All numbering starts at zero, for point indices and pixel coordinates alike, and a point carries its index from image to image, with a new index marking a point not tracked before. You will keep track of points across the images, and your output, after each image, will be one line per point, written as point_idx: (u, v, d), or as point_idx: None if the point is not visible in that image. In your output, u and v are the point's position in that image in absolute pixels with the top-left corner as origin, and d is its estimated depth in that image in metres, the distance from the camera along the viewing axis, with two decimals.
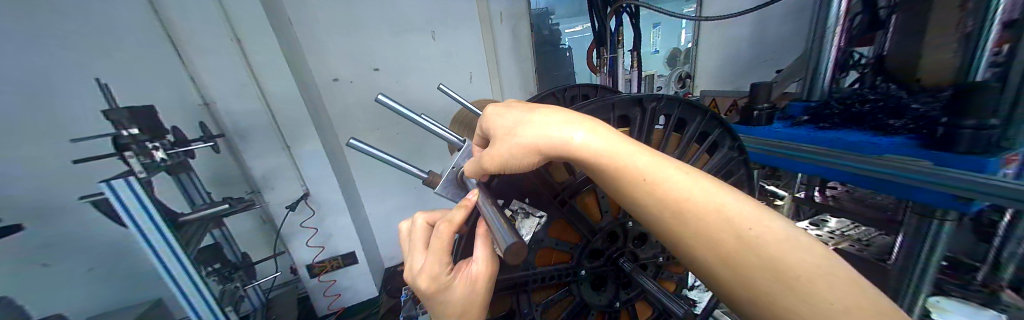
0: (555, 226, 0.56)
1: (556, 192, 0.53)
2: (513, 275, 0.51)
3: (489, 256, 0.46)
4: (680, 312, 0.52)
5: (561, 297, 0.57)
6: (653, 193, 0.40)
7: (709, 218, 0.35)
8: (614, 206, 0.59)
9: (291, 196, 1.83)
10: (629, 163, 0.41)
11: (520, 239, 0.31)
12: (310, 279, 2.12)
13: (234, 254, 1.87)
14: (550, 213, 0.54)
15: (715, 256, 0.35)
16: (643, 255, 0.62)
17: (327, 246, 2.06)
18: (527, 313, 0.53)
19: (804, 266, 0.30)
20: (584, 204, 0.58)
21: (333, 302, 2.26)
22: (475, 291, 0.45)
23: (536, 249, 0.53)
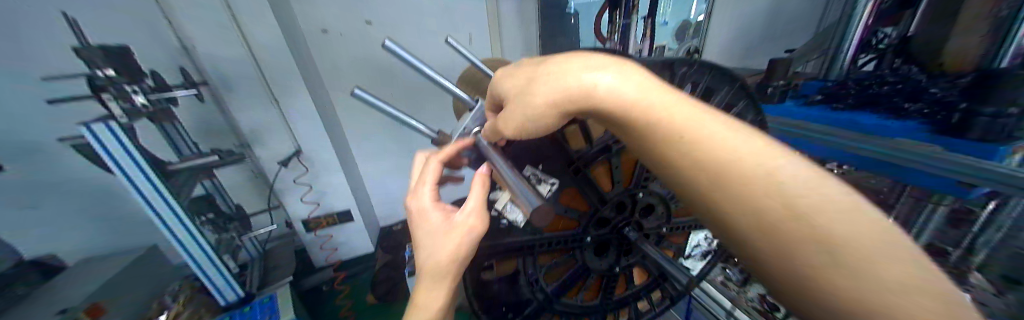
0: (565, 194, 0.59)
1: (572, 160, 0.55)
2: (522, 238, 0.55)
3: (479, 208, 0.46)
4: (683, 280, 0.58)
5: (564, 260, 0.61)
6: (690, 153, 0.36)
7: (754, 182, 0.32)
8: (626, 177, 0.60)
9: (283, 152, 1.83)
10: (666, 120, 0.37)
11: (547, 205, 0.37)
12: (306, 233, 2.19)
13: (227, 206, 1.89)
14: (562, 180, 0.56)
15: (751, 223, 0.33)
16: (648, 225, 0.65)
17: (322, 203, 2.10)
18: (531, 273, 0.58)
19: (853, 246, 0.28)
20: (598, 174, 0.59)
21: (330, 255, 2.37)
22: (461, 234, 0.46)
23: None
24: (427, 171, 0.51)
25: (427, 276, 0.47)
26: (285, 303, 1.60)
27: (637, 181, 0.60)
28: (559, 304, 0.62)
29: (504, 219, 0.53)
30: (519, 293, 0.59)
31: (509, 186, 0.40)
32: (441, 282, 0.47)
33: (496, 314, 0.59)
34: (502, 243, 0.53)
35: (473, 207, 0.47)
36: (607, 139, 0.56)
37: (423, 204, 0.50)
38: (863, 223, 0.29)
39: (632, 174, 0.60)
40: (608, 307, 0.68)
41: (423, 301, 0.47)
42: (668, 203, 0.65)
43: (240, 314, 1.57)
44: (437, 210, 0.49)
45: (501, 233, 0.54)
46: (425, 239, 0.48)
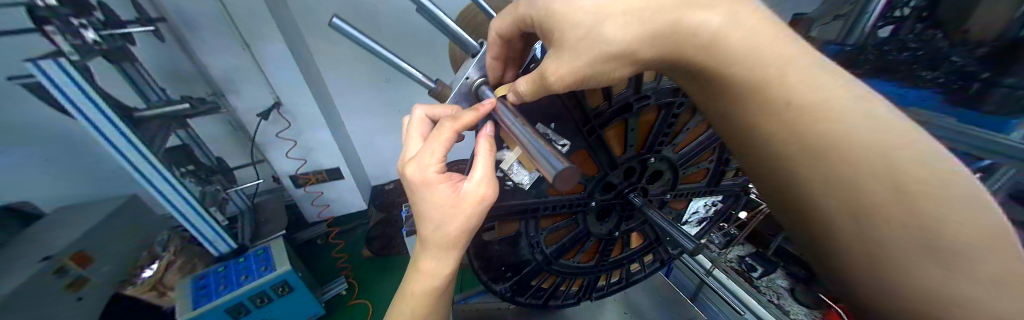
0: (575, 158, 0.57)
1: (585, 119, 0.51)
2: (527, 200, 0.54)
3: (490, 180, 0.44)
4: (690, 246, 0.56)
5: (566, 224, 0.63)
6: (788, 121, 0.29)
7: (870, 167, 0.26)
8: (640, 141, 0.59)
9: (261, 103, 1.72)
10: (771, 79, 0.29)
11: (573, 165, 0.30)
12: (296, 189, 2.18)
13: (207, 157, 1.82)
14: (573, 142, 0.53)
15: (839, 203, 0.29)
16: (651, 191, 0.66)
17: (308, 160, 2.05)
18: (533, 235, 0.59)
19: (967, 236, 0.24)
20: (612, 137, 0.57)
21: (322, 211, 2.43)
22: (471, 206, 0.45)
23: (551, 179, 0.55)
24: (435, 139, 0.44)
25: (435, 244, 0.47)
26: (278, 254, 1.63)
27: (649, 146, 0.59)
28: (557, 263, 0.65)
29: (509, 181, 0.52)
30: (519, 254, 0.61)
31: (523, 146, 0.35)
32: (447, 250, 0.48)
33: (496, 273, 0.62)
34: (507, 204, 0.53)
35: (484, 177, 0.45)
36: (628, 97, 0.52)
37: (429, 176, 0.45)
38: (989, 227, 0.24)
39: (646, 139, 0.59)
40: (602, 267, 0.72)
41: (427, 263, 0.50)
42: (676, 170, 0.66)
43: (234, 264, 1.60)
44: (444, 181, 0.45)
45: (506, 195, 0.53)
46: (432, 211, 0.46)
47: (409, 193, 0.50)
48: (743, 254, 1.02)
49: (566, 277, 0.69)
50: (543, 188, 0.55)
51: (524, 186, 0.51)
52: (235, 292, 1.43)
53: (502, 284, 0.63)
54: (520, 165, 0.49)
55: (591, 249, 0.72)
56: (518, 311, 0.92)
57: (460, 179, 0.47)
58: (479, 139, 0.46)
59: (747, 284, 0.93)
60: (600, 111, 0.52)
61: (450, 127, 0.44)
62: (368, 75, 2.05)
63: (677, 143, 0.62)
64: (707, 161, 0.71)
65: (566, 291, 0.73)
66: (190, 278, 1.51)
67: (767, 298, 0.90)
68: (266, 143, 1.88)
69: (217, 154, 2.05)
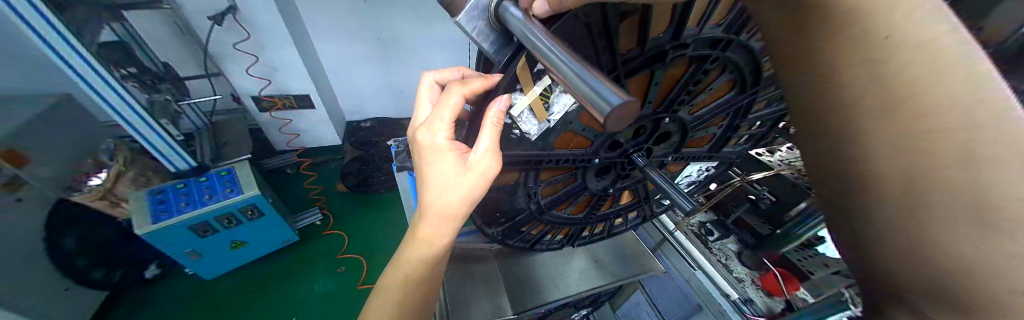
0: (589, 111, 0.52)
1: (613, 65, 0.45)
2: (530, 150, 0.51)
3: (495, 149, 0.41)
4: (686, 206, 0.55)
5: (566, 178, 0.62)
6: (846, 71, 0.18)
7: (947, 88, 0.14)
8: (659, 98, 0.56)
9: (213, 4, 1.45)
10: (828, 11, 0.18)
11: (633, 101, 0.25)
12: (260, 112, 2.00)
13: (152, 62, 1.57)
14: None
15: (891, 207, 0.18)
16: (655, 152, 0.65)
17: (274, 81, 1.84)
18: (532, 186, 0.58)
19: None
20: (633, 91, 0.53)
21: (293, 140, 2.29)
22: (474, 179, 0.43)
23: (561, 131, 0.51)
24: (444, 104, 0.45)
25: (439, 208, 0.46)
26: (246, 177, 1.55)
27: (666, 106, 0.57)
28: (550, 214, 0.66)
29: (516, 130, 0.48)
30: (514, 202, 0.60)
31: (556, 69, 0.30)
32: (447, 220, 0.47)
33: (490, 218, 0.62)
34: (510, 154, 0.49)
35: (489, 149, 0.42)
36: (664, 44, 0.47)
37: (439, 141, 0.45)
38: None
39: (666, 96, 0.56)
40: (590, 219, 0.74)
41: (429, 229, 0.49)
42: (686, 132, 0.64)
43: (196, 182, 1.50)
44: (451, 148, 0.45)
45: (509, 144, 0.50)
46: (435, 177, 0.46)
47: (415, 156, 0.50)
48: (704, 221, 1.09)
49: (554, 226, 0.71)
50: (550, 141, 0.52)
51: (531, 135, 0.49)
52: (199, 210, 1.37)
53: (491, 229, 0.63)
54: (531, 114, 0.46)
55: (581, 203, 0.73)
56: (498, 253, 0.97)
57: (465, 151, 0.46)
58: (486, 119, 0.41)
59: (701, 245, 1.01)
60: (629, 58, 0.46)
61: (460, 93, 0.44)
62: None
63: (695, 104, 0.60)
64: (717, 127, 0.70)
65: (551, 239, 0.77)
66: (146, 191, 1.44)
67: (717, 258, 0.98)
68: (222, 54, 1.64)
69: (163, 60, 1.77)
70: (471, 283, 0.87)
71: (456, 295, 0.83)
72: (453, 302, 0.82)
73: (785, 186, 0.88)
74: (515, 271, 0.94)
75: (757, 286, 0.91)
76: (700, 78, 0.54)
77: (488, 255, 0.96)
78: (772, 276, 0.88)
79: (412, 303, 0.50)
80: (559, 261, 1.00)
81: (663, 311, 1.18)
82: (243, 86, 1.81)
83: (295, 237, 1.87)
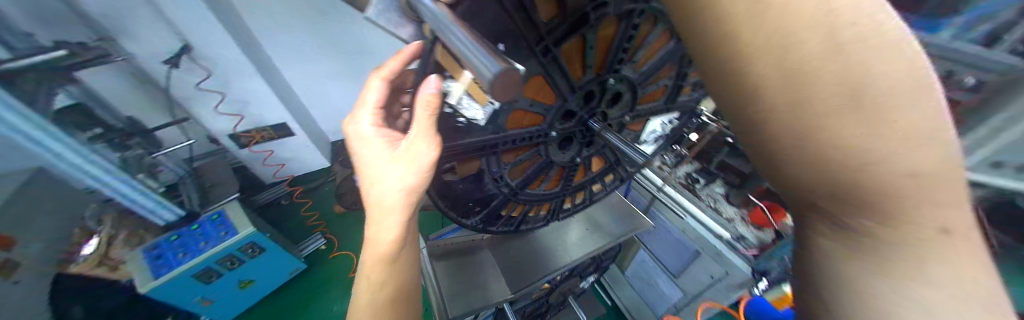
0: (532, 86, 0.53)
1: (540, 37, 0.46)
2: (483, 137, 0.52)
3: (427, 131, 0.45)
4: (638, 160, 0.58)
5: (530, 157, 0.62)
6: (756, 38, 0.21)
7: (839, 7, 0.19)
8: (599, 63, 0.57)
9: (167, 48, 1.42)
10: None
11: (508, 70, 0.28)
12: (239, 149, 2.03)
13: (113, 115, 1.49)
14: (528, 67, 0.48)
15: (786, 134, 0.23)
16: (611, 115, 0.67)
17: (245, 115, 1.82)
18: (496, 171, 0.59)
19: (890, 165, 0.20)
20: (570, 60, 0.54)
21: (279, 171, 2.28)
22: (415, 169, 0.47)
23: (509, 112, 0.52)
24: (368, 93, 0.58)
25: (381, 194, 0.50)
26: (238, 218, 1.55)
27: (607, 69, 0.58)
28: (524, 193, 0.67)
29: (460, 118, 0.50)
30: (484, 189, 0.61)
31: (457, 55, 0.31)
32: (382, 207, 0.50)
33: (464, 209, 0.63)
34: (459, 144, 0.50)
35: (421, 132, 0.45)
36: (585, 5, 0.47)
37: (365, 130, 0.55)
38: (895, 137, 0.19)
39: (605, 59, 0.57)
40: (567, 191, 0.77)
41: (376, 217, 0.51)
42: (635, 90, 0.65)
43: (189, 231, 1.48)
44: (380, 135, 0.55)
45: (458, 134, 0.51)
46: (364, 153, 0.55)
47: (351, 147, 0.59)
48: (690, 171, 1.12)
49: (532, 204, 0.73)
50: (500, 123, 0.52)
51: (478, 121, 0.50)
52: (198, 258, 1.35)
53: (466, 221, 0.63)
54: (469, 99, 0.45)
55: (555, 178, 0.75)
56: (491, 241, 0.98)
57: (395, 138, 0.55)
58: (419, 100, 0.43)
59: (690, 194, 1.05)
60: (553, 28, 0.47)
61: (380, 78, 0.57)
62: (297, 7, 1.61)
63: (637, 61, 0.61)
64: (667, 77, 0.71)
65: (535, 216, 0.79)
66: (140, 250, 1.40)
67: (705, 203, 1.03)
68: (186, 95, 1.63)
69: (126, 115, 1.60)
70: (473, 270, 0.89)
71: (454, 286, 0.85)
72: (450, 293, 0.83)
73: None
74: (510, 254, 0.96)
75: (747, 223, 0.96)
76: (632, 33, 0.55)
77: (481, 245, 0.96)
78: (760, 211, 0.93)
79: (384, 302, 0.49)
80: (553, 236, 1.01)
81: (663, 260, 1.25)
82: (218, 125, 1.83)
83: (304, 264, 1.89)
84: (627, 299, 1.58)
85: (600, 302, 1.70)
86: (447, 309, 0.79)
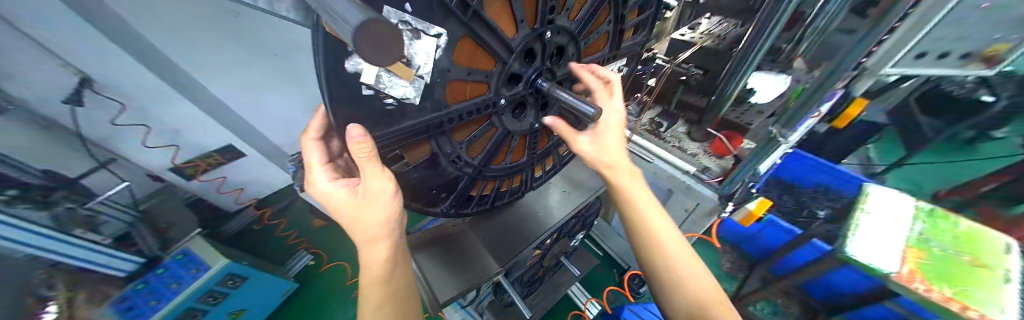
0: (463, 51, 0.45)
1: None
2: (425, 118, 0.44)
3: (374, 172, 0.42)
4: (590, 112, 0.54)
5: (484, 131, 0.59)
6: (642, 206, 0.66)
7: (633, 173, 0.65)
8: (530, 17, 0.52)
9: (58, 85, 1.17)
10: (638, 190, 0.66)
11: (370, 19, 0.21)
12: (188, 181, 1.83)
13: (32, 174, 1.27)
14: (449, 30, 0.38)
15: None
16: (558, 73, 0.66)
17: (181, 143, 1.61)
18: (451, 152, 0.54)
19: None
20: (497, 15, 0.47)
21: (240, 196, 2.09)
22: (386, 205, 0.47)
23: (444, 84, 0.44)
24: (308, 155, 0.51)
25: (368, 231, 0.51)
26: (206, 252, 1.46)
27: (542, 21, 0.52)
28: (487, 170, 0.66)
29: (388, 99, 0.37)
30: (444, 174, 0.57)
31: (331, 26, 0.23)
32: (373, 241, 0.52)
33: (430, 198, 0.60)
34: (397, 130, 0.41)
35: (372, 173, 0.42)
36: None
37: (321, 186, 0.50)
38: None
39: (536, 10, 0.51)
40: (533, 157, 0.78)
41: (372, 251, 0.52)
42: (576, 41, 0.63)
43: (155, 277, 1.38)
44: (337, 186, 0.50)
45: (394, 118, 0.40)
46: (333, 206, 0.51)
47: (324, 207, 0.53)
48: (654, 117, 1.22)
49: (500, 179, 0.73)
50: (439, 98, 0.44)
51: (410, 99, 0.40)
52: (175, 301, 1.26)
53: (432, 207, 0.62)
54: (391, 74, 0.34)
55: (520, 146, 0.74)
56: (472, 221, 0.98)
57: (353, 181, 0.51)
58: (354, 155, 0.37)
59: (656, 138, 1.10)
60: None
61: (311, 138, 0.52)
62: (182, 20, 1.12)
63: (571, 8, 0.57)
64: (605, 23, 0.68)
65: (507, 189, 0.80)
66: (108, 303, 1.29)
67: (670, 144, 1.11)
68: (105, 134, 1.42)
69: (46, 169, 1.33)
70: (456, 252, 0.88)
71: (440, 271, 0.81)
72: (436, 279, 0.78)
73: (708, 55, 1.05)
74: (494, 230, 0.96)
75: (710, 153, 1.06)
76: None
77: (463, 229, 0.95)
78: (719, 141, 1.04)
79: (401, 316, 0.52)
80: (535, 203, 1.03)
81: None
82: (152, 161, 1.64)
83: (295, 284, 1.85)
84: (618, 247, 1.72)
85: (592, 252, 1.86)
86: (437, 294, 0.74)
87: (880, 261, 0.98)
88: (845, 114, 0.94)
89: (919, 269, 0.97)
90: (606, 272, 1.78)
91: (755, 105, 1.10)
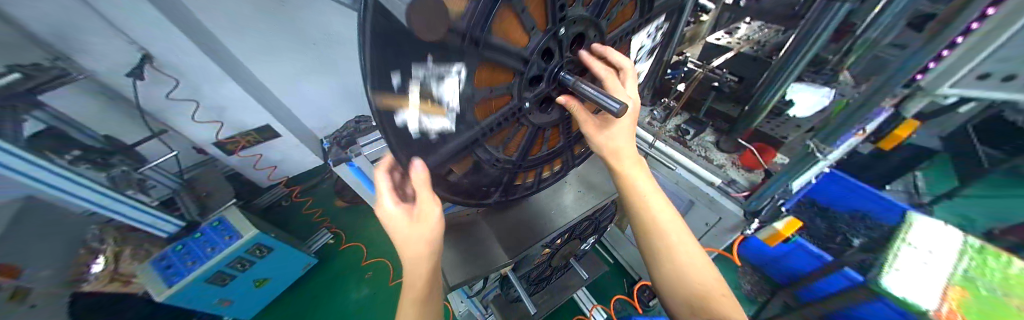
0: (481, 75, 0.42)
1: (463, 34, 0.33)
2: (466, 133, 0.46)
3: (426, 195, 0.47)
4: (616, 108, 0.52)
5: (518, 131, 0.59)
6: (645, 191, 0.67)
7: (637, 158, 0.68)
8: (541, 19, 0.45)
9: (122, 58, 1.30)
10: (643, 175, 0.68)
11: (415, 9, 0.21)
12: (228, 155, 1.97)
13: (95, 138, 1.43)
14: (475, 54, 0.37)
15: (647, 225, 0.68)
16: (581, 57, 0.62)
17: (225, 120, 1.73)
18: (490, 158, 0.56)
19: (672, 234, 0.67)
20: (507, 30, 0.41)
21: (272, 173, 2.24)
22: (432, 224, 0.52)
23: (475, 104, 0.43)
24: None
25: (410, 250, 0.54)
26: (239, 221, 1.56)
27: (554, 21, 0.46)
28: (526, 163, 0.68)
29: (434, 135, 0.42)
30: (485, 175, 0.59)
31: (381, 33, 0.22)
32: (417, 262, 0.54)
33: (483, 193, 0.64)
34: (438, 153, 0.44)
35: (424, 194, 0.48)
36: None
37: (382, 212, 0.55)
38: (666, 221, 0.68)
39: (547, 8, 0.43)
40: (562, 147, 0.79)
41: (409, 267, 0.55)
42: (597, 23, 0.56)
43: (192, 240, 1.48)
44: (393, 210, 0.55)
45: (441, 147, 0.44)
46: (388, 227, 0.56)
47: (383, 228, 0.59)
48: (680, 123, 1.18)
49: (540, 167, 0.75)
50: (470, 118, 0.45)
51: (449, 129, 0.43)
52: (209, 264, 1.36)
53: (484, 206, 0.68)
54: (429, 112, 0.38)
55: (555, 135, 0.76)
56: (484, 213, 0.99)
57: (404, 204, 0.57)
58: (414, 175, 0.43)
59: (681, 146, 1.08)
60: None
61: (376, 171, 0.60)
62: None
63: None
64: None
65: (544, 177, 0.83)
66: (149, 261, 1.41)
67: (697, 153, 1.07)
68: (160, 107, 1.56)
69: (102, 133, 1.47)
70: (477, 243, 0.89)
71: (454, 260, 0.82)
72: (447, 264, 0.81)
73: (747, 61, 1.02)
74: (506, 223, 0.97)
75: (738, 166, 1.03)
76: None
77: (475, 219, 0.98)
78: (750, 154, 1.02)
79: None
80: (550, 201, 1.04)
81: None
82: (199, 135, 1.78)
83: (314, 259, 1.95)
84: (629, 257, 1.70)
85: (602, 260, 1.85)
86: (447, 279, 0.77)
87: (917, 296, 0.92)
88: (892, 136, 0.88)
89: (961, 307, 0.90)
90: (614, 281, 1.75)
91: (795, 117, 1.01)
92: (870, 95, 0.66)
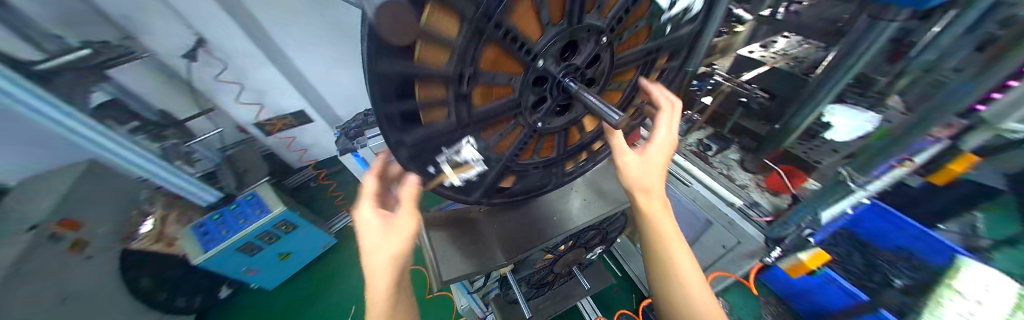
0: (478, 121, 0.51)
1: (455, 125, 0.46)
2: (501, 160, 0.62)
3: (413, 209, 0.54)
4: (615, 119, 0.49)
5: (547, 139, 0.70)
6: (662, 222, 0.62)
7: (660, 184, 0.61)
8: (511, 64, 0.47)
9: (179, 41, 1.46)
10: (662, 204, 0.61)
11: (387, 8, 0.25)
12: (265, 136, 2.12)
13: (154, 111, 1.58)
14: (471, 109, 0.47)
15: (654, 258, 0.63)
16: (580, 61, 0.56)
17: (264, 104, 1.87)
18: (524, 165, 0.69)
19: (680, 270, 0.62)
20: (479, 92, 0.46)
21: (302, 156, 2.41)
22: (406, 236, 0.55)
23: (491, 141, 0.56)
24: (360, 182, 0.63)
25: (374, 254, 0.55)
26: (269, 198, 1.66)
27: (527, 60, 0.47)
28: (566, 156, 0.80)
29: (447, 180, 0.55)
30: (527, 173, 0.74)
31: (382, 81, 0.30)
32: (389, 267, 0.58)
33: (536, 184, 0.82)
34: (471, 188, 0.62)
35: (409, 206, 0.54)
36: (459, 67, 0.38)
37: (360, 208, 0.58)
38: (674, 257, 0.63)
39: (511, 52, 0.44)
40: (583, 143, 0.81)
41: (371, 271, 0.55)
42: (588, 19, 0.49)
43: (228, 211, 1.61)
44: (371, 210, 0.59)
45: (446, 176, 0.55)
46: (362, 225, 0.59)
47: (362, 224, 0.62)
48: (701, 138, 1.15)
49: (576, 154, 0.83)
50: (494, 151, 0.58)
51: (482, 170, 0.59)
52: (241, 235, 1.47)
53: (545, 194, 0.87)
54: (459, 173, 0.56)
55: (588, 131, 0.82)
56: (488, 211, 0.98)
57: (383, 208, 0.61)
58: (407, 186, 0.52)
59: (701, 163, 1.05)
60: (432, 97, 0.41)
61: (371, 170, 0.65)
62: None
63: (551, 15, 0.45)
64: None
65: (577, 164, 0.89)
66: (190, 227, 1.55)
67: (718, 171, 1.04)
68: (208, 88, 1.71)
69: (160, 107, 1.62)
70: (477, 240, 0.88)
71: (452, 253, 0.82)
72: (443, 258, 0.80)
73: (781, 79, 0.96)
74: (509, 223, 0.96)
75: (763, 188, 0.99)
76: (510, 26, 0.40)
77: (480, 216, 0.97)
78: (777, 177, 0.96)
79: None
80: (556, 206, 1.03)
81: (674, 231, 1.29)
82: (241, 116, 1.92)
83: (334, 240, 2.07)
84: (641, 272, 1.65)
85: (612, 272, 1.81)
86: (440, 272, 0.76)
87: None
88: (947, 170, 0.81)
89: None
90: (623, 294, 1.71)
91: (832, 141, 0.95)
92: (928, 120, 0.60)
